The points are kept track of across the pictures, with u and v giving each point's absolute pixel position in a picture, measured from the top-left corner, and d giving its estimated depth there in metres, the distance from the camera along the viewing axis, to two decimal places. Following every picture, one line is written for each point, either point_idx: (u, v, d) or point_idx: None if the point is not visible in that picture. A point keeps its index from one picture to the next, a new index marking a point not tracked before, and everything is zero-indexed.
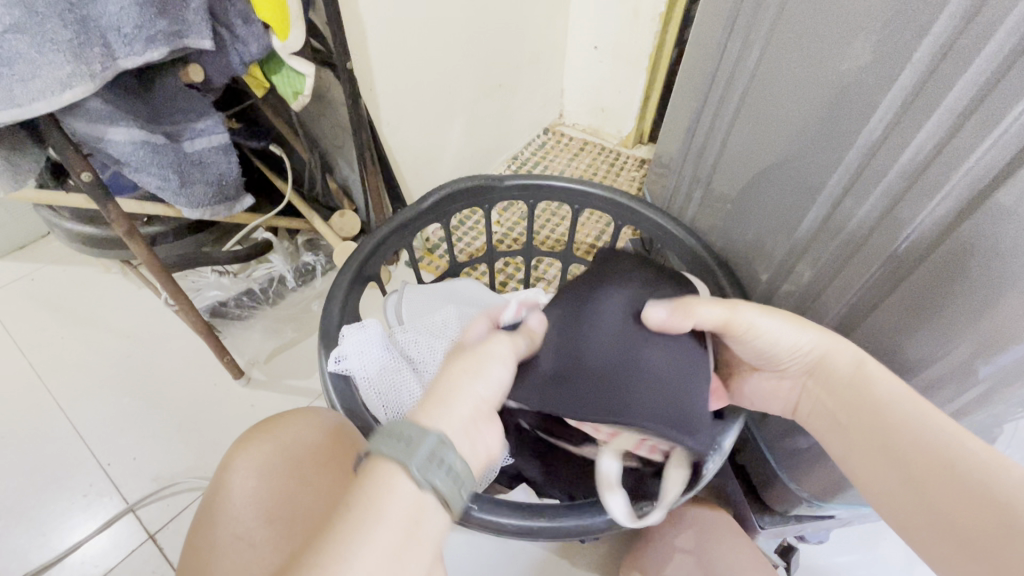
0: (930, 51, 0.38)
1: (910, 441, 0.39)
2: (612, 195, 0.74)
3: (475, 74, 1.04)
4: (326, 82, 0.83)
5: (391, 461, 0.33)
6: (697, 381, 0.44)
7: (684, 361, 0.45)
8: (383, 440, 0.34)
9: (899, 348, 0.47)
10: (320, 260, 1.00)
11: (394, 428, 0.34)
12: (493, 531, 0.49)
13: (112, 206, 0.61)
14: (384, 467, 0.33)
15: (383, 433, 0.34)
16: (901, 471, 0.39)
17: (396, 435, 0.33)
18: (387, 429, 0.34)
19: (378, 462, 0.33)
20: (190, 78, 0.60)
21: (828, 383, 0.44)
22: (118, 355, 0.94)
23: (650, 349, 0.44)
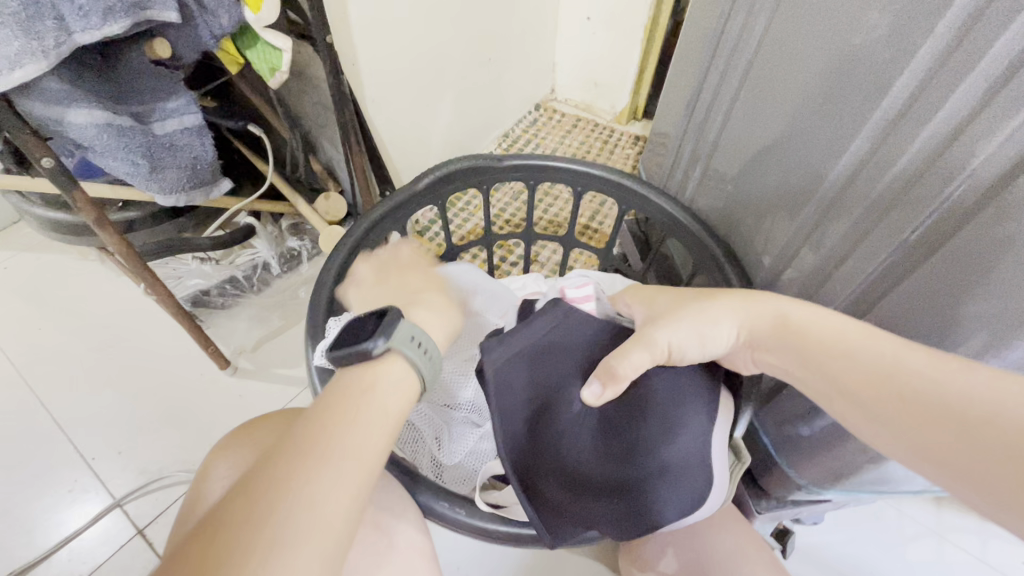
0: (952, 24, 0.36)
1: (859, 362, 0.38)
2: (611, 176, 0.71)
3: (463, 48, 0.99)
4: (306, 58, 0.78)
5: (409, 360, 0.42)
6: (613, 497, 0.45)
7: (661, 474, 0.45)
8: (407, 342, 0.42)
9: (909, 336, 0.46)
10: (305, 245, 0.96)
11: (414, 334, 0.43)
12: (480, 536, 0.46)
13: (78, 193, 0.58)
14: (398, 363, 0.41)
15: (413, 340, 0.43)
16: (857, 392, 0.38)
17: (415, 340, 0.43)
18: (412, 332, 0.43)
19: (400, 359, 0.41)
20: (157, 55, 0.55)
21: (778, 354, 0.43)
22: (100, 346, 0.91)
23: (620, 444, 0.46)
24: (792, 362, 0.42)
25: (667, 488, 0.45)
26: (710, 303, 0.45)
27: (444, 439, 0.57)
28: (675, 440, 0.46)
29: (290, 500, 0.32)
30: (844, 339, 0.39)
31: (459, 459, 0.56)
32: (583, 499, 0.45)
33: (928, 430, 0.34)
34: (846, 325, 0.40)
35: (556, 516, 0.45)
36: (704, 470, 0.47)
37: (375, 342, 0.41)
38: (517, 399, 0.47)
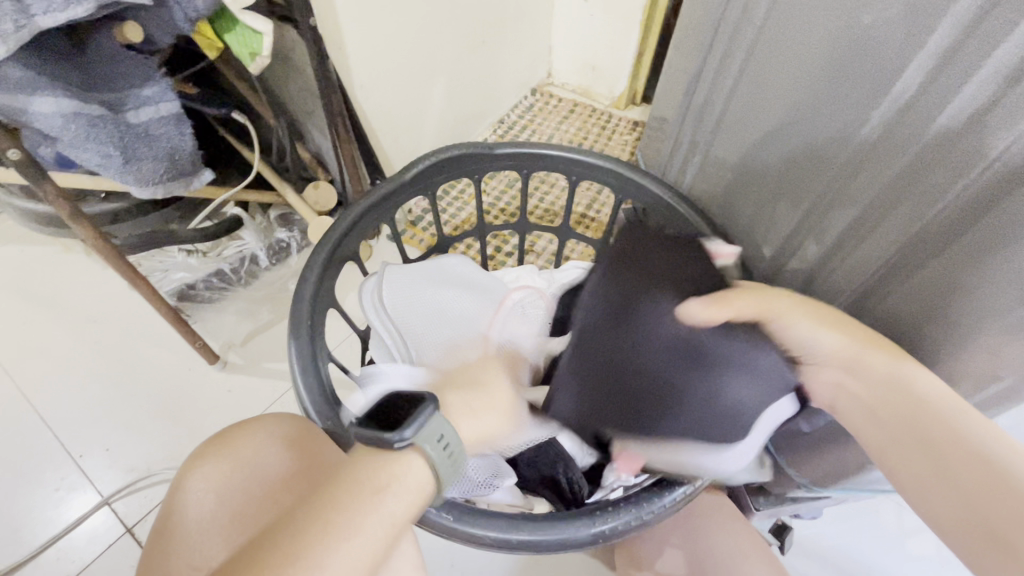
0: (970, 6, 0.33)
1: (925, 425, 0.36)
2: (607, 165, 0.69)
3: (456, 31, 0.96)
4: (290, 41, 0.75)
5: (430, 462, 0.37)
6: (649, 406, 0.44)
7: (706, 409, 0.43)
8: (431, 439, 0.38)
9: (920, 332, 0.44)
10: (295, 236, 0.94)
11: (441, 432, 0.38)
12: (469, 543, 0.43)
13: (49, 185, 0.56)
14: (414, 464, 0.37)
15: (438, 440, 0.38)
16: (910, 454, 0.36)
17: (441, 441, 0.38)
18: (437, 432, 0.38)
19: (419, 460, 0.37)
20: (128, 38, 0.52)
21: (861, 395, 0.40)
22: (85, 341, 0.89)
23: (682, 368, 0.43)
24: (869, 408, 0.39)
25: (700, 420, 0.43)
26: (835, 323, 0.42)
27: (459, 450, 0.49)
28: (736, 381, 0.43)
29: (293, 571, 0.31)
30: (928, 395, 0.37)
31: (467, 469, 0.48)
32: (607, 394, 0.45)
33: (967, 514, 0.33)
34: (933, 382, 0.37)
35: (575, 398, 0.46)
36: (746, 424, 0.44)
37: (399, 436, 0.36)
38: (615, 293, 0.46)
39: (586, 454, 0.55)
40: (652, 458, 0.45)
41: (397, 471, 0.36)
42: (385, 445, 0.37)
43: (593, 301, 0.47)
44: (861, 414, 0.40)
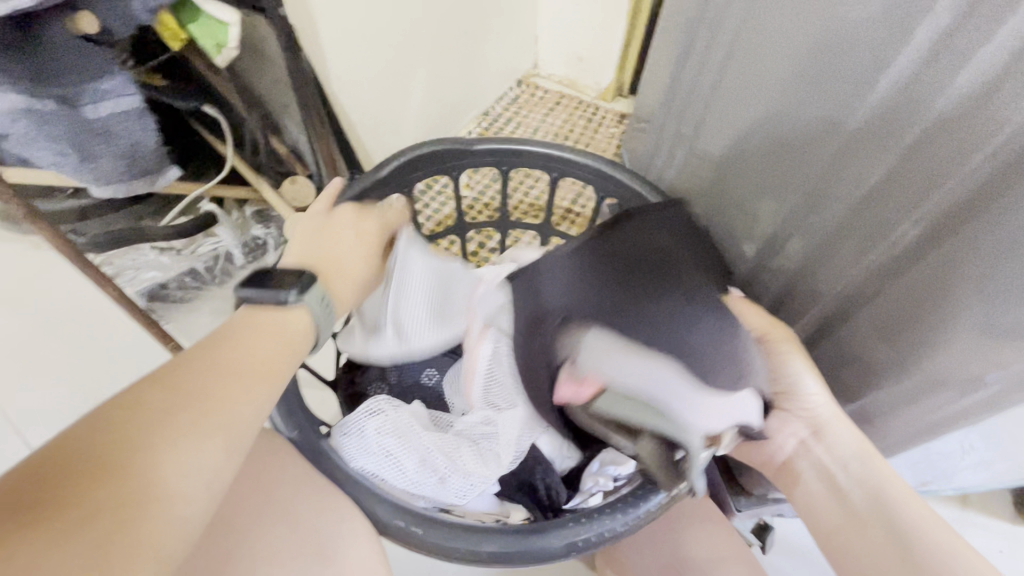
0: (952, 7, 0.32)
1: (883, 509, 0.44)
2: (589, 161, 0.67)
3: (437, 21, 0.93)
4: (260, 33, 0.72)
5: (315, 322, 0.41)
6: (634, 302, 0.45)
7: (676, 339, 0.44)
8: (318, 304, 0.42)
9: (908, 330, 0.43)
10: (271, 233, 0.91)
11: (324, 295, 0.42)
12: (441, 557, 0.42)
13: (2, 185, 0.53)
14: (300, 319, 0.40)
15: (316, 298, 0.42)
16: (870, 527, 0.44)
17: (321, 301, 0.42)
18: (319, 295, 0.42)
19: (303, 315, 0.41)
20: (82, 28, 0.49)
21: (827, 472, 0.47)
22: (55, 340, 0.86)
23: (681, 305, 0.46)
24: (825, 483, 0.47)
25: (699, 350, 0.44)
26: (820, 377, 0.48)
27: (446, 478, 0.47)
28: (715, 342, 0.45)
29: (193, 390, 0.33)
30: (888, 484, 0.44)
31: (453, 497, 0.48)
32: (615, 297, 0.45)
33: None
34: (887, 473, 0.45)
35: (569, 281, 0.46)
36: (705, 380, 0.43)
37: (286, 294, 0.40)
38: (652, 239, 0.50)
39: (565, 456, 0.54)
40: (622, 370, 0.42)
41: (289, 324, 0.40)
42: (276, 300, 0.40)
43: (636, 231, 0.50)
44: (813, 487, 0.47)
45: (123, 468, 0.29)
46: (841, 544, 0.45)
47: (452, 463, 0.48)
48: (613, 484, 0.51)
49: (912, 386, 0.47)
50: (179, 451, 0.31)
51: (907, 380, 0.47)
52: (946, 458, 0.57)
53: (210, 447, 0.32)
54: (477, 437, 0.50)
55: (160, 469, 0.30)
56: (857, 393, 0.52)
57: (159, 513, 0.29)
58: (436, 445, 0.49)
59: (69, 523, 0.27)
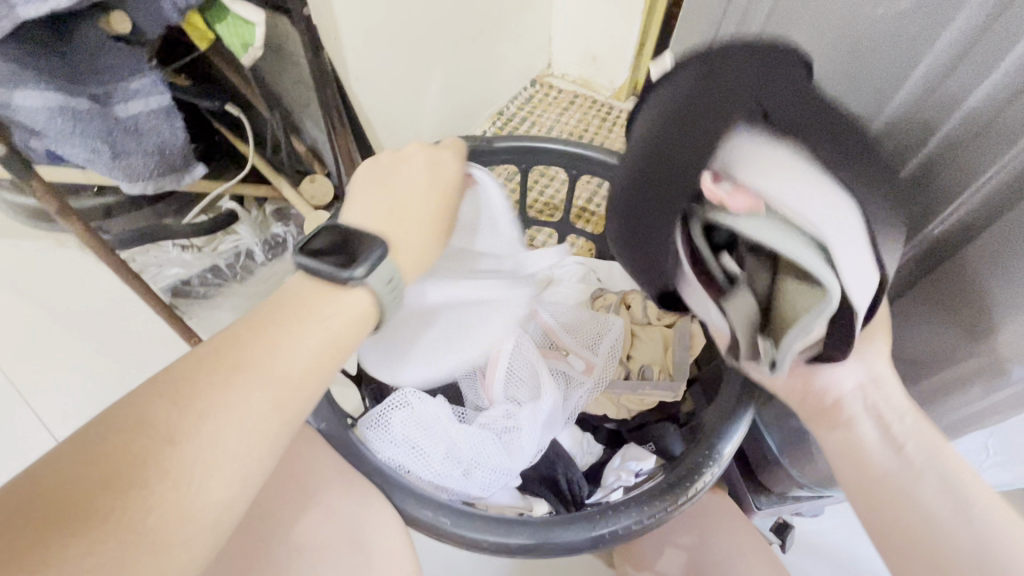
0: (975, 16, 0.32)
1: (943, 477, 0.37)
2: (608, 159, 0.67)
3: (453, 21, 0.94)
4: (282, 32, 0.73)
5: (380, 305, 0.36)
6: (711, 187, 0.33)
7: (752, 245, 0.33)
8: (385, 286, 0.36)
9: (935, 325, 0.43)
10: (291, 230, 0.91)
11: (393, 276, 0.36)
12: (467, 547, 0.43)
13: (36, 181, 0.54)
14: (357, 296, 0.35)
15: (386, 280, 0.36)
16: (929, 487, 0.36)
17: (388, 280, 0.36)
18: (384, 269, 0.36)
19: (366, 300, 0.36)
20: (116, 29, 0.50)
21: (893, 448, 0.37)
22: (81, 335, 0.88)
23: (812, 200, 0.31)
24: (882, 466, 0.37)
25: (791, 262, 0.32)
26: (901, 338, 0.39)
27: (472, 469, 0.48)
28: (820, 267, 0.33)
29: (201, 408, 0.29)
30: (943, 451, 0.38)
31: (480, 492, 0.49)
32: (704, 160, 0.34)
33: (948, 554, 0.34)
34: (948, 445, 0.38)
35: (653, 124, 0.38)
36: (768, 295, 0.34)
37: (350, 272, 0.35)
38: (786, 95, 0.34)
39: (586, 452, 0.57)
40: (783, 183, 0.30)
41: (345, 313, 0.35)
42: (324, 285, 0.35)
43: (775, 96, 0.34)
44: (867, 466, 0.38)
45: (119, 504, 0.26)
46: (896, 529, 0.35)
47: (476, 455, 0.49)
48: (634, 480, 0.52)
49: None
50: (181, 484, 0.27)
51: None
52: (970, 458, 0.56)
53: (217, 475, 0.28)
54: (500, 430, 0.50)
55: (159, 505, 0.26)
56: None
57: (153, 556, 0.26)
58: (461, 437, 0.49)
59: (61, 568, 0.24)
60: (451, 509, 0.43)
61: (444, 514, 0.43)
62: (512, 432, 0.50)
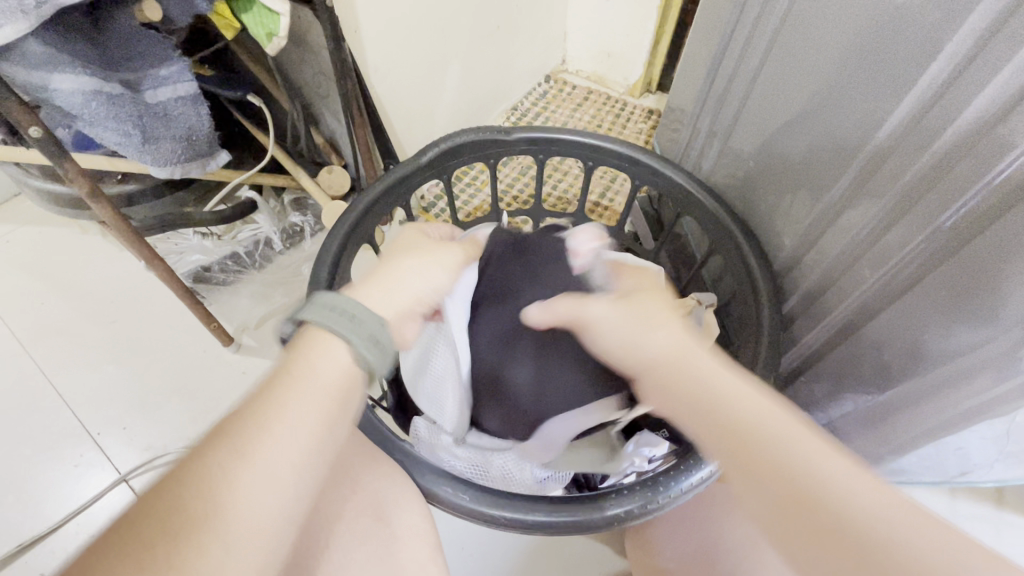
0: None
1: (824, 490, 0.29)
2: (626, 151, 0.67)
3: (472, 16, 0.95)
4: (305, 23, 0.74)
5: (337, 332, 0.36)
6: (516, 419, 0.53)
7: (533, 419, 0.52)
8: (327, 315, 0.37)
9: (952, 315, 0.43)
10: (309, 220, 0.94)
11: (338, 302, 0.37)
12: (485, 522, 0.44)
13: (70, 164, 0.56)
14: (320, 338, 0.36)
15: (333, 309, 0.37)
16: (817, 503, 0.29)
17: (333, 307, 0.37)
18: (330, 303, 0.37)
19: (319, 332, 0.37)
20: (147, 17, 0.51)
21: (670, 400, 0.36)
22: (104, 320, 0.90)
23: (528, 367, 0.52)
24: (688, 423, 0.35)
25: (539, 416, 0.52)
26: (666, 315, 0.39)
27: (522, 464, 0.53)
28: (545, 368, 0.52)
29: (218, 491, 0.29)
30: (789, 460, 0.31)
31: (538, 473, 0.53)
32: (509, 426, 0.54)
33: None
34: (758, 403, 0.33)
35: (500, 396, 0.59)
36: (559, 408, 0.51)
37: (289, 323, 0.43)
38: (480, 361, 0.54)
39: None
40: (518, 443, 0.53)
41: (314, 357, 0.35)
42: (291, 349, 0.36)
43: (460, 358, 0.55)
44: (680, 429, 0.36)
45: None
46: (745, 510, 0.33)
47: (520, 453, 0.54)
48: (647, 465, 0.53)
49: (945, 373, 0.47)
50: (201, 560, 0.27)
51: (945, 368, 0.46)
52: (981, 450, 0.57)
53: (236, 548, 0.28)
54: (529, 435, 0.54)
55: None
56: (889, 383, 0.52)
57: None
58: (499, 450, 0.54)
59: None
60: (470, 486, 0.44)
61: (460, 490, 0.44)
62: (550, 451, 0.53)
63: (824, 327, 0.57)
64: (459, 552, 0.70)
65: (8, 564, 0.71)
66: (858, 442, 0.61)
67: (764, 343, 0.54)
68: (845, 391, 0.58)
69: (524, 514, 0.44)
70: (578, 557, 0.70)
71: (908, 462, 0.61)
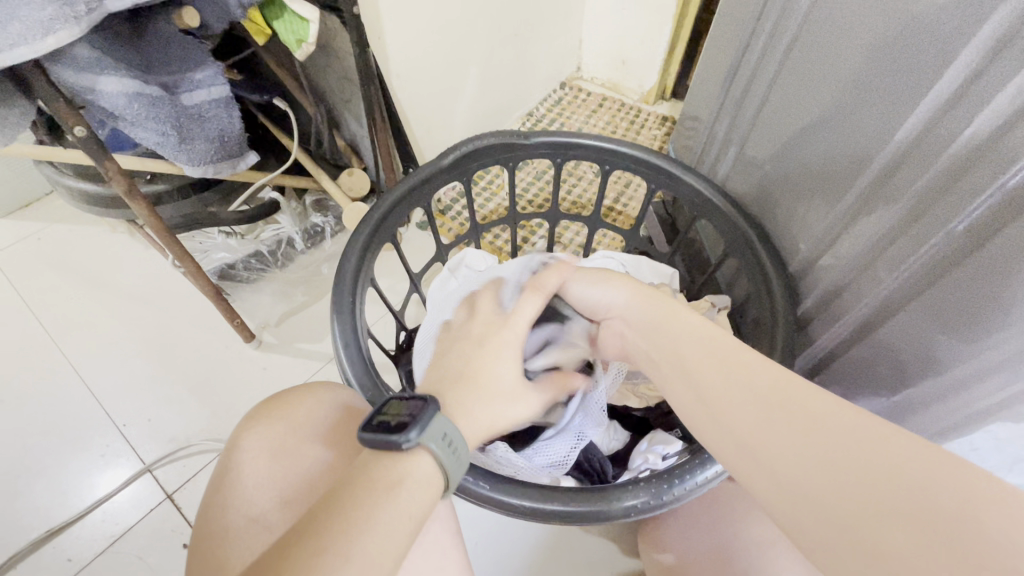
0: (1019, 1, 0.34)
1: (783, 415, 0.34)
2: (644, 156, 0.69)
3: (491, 24, 0.98)
4: (332, 30, 0.77)
5: (438, 463, 0.37)
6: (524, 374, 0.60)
7: None
8: (438, 442, 0.37)
9: (965, 317, 0.44)
10: (329, 221, 0.97)
11: (449, 433, 0.38)
12: (503, 511, 0.45)
13: (110, 163, 0.58)
14: (426, 464, 0.36)
15: (445, 440, 0.37)
16: (784, 427, 0.34)
17: (446, 438, 0.38)
18: (443, 431, 0.37)
19: (427, 462, 0.37)
20: (186, 24, 0.55)
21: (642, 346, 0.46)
22: (131, 315, 0.92)
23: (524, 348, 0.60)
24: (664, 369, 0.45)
25: None
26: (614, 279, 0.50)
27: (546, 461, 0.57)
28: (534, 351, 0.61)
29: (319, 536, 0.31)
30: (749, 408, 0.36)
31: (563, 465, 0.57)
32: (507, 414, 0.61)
33: (833, 497, 0.30)
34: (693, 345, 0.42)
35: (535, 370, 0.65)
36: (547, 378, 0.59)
37: (407, 437, 0.36)
38: None
39: (612, 438, 0.61)
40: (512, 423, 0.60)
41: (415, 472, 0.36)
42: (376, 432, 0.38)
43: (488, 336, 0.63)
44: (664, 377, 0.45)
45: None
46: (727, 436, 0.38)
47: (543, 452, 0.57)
48: (662, 463, 0.54)
49: (959, 374, 0.47)
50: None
51: (958, 369, 0.47)
52: (997, 454, 0.57)
53: None
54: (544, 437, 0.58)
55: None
56: (901, 385, 0.53)
57: None
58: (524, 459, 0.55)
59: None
60: (491, 478, 0.46)
61: (480, 481, 0.45)
62: (544, 448, 0.57)
63: (838, 329, 0.57)
64: (474, 549, 0.71)
65: (36, 548, 0.74)
66: None
67: (778, 343, 0.55)
68: (859, 393, 0.59)
69: (539, 511, 0.45)
70: (591, 556, 0.71)
71: None
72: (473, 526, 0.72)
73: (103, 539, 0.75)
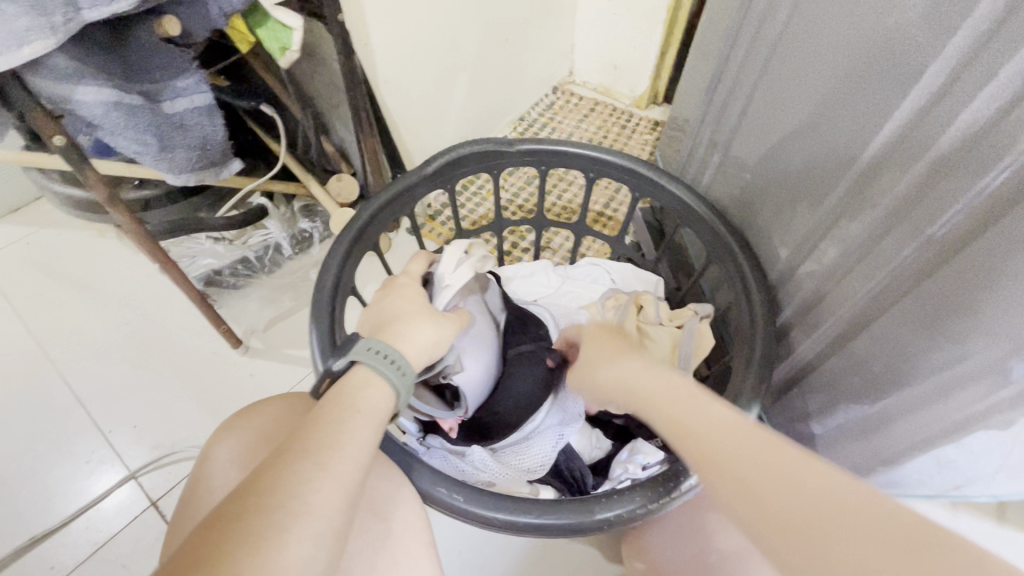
0: (992, 11, 0.34)
1: (774, 467, 0.33)
2: (627, 163, 0.69)
3: (480, 29, 0.98)
4: (317, 36, 0.77)
5: (374, 371, 0.42)
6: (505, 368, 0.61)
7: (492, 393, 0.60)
8: (367, 353, 0.43)
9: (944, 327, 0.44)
10: (317, 227, 0.97)
11: (377, 345, 0.44)
12: (478, 523, 0.45)
13: (89, 171, 0.58)
14: (361, 373, 0.42)
15: (373, 351, 0.43)
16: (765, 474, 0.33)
17: (374, 349, 0.44)
18: (367, 345, 0.44)
19: (365, 371, 0.43)
20: (167, 32, 0.54)
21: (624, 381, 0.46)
22: (118, 321, 0.92)
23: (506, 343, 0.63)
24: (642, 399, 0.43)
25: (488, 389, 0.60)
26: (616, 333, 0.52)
27: (522, 461, 0.58)
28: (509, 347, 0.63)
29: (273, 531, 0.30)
30: (738, 454, 0.34)
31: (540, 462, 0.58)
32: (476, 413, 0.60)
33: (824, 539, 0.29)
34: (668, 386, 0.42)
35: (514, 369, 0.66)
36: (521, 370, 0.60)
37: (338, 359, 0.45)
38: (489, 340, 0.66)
39: (594, 446, 0.62)
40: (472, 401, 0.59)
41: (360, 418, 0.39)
42: (328, 418, 0.38)
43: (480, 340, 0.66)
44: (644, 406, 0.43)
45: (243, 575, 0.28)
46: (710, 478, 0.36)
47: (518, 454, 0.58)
48: (642, 473, 0.54)
49: (939, 382, 0.47)
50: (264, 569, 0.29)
51: (935, 378, 0.47)
52: (977, 463, 0.57)
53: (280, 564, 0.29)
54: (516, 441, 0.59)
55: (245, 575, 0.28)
56: (881, 394, 0.53)
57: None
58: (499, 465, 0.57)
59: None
60: (467, 489, 0.45)
61: (456, 494, 0.45)
62: (521, 451, 0.58)
63: (819, 337, 0.57)
64: (458, 557, 0.71)
65: (20, 555, 0.73)
66: (850, 451, 0.61)
67: (758, 352, 0.55)
68: (840, 401, 0.59)
69: (516, 524, 0.45)
70: (574, 563, 0.71)
71: (902, 476, 0.62)
72: (457, 534, 0.72)
73: (87, 546, 0.74)
